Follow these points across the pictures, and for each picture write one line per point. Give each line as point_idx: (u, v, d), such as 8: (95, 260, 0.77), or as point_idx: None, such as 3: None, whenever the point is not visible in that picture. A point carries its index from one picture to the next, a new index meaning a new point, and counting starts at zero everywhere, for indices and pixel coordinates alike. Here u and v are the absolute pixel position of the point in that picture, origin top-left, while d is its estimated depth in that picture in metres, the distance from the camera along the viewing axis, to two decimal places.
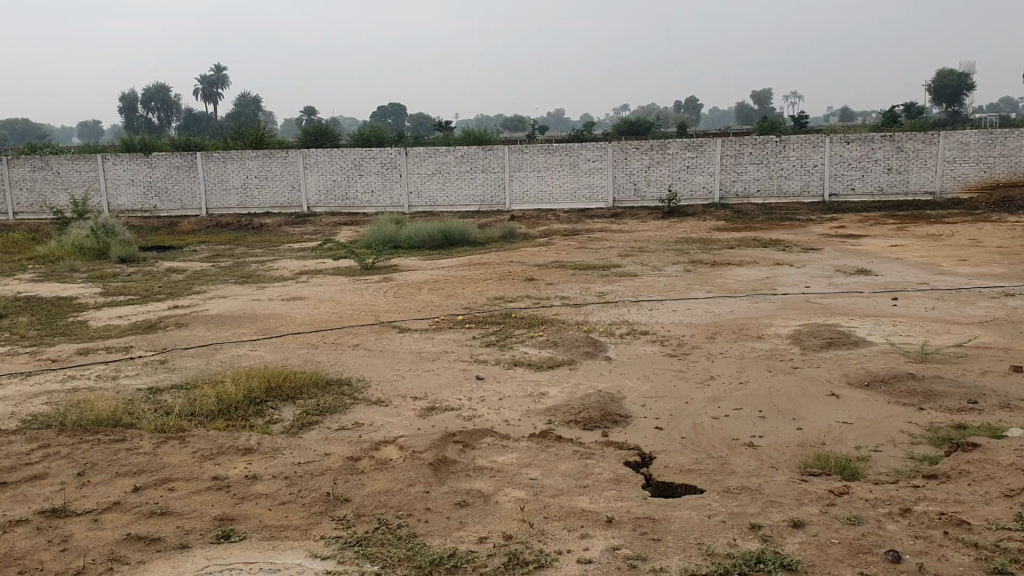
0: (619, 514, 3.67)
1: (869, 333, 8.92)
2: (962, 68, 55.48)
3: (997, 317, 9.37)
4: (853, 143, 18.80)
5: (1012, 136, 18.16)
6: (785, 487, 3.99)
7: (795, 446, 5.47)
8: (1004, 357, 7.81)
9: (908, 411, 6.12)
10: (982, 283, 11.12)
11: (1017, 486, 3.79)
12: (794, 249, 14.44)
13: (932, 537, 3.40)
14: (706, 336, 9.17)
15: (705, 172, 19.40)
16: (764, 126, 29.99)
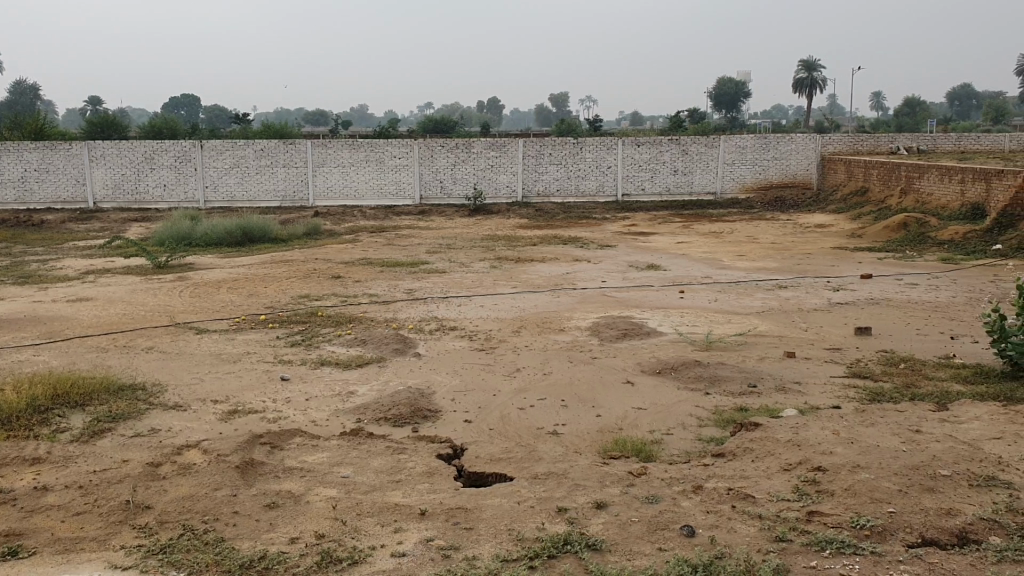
0: (432, 507, 3.71)
1: (660, 324, 9.45)
2: (738, 78, 59.88)
3: (772, 308, 10.15)
4: (644, 145, 19.78)
5: (783, 141, 19.71)
6: (589, 470, 4.16)
7: (597, 432, 5.72)
8: (779, 344, 8.48)
9: (696, 396, 6.56)
10: (759, 277, 12.01)
11: (793, 460, 4.15)
12: (592, 246, 15.02)
13: (721, 511, 3.67)
14: (512, 329, 9.41)
15: (507, 171, 19.80)
16: (563, 128, 31.03)
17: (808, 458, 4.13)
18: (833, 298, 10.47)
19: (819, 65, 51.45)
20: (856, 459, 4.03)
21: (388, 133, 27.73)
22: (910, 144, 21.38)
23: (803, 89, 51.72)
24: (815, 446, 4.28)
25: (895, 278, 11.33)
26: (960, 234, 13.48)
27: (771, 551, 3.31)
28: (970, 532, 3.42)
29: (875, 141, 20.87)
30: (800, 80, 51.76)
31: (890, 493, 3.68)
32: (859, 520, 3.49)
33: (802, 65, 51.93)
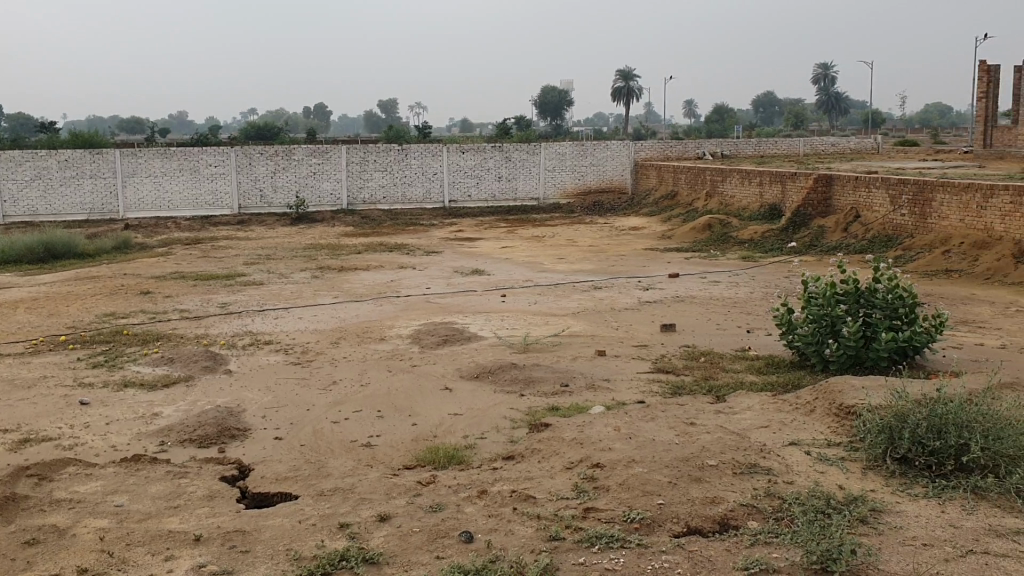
0: (208, 531, 3.61)
1: (480, 328, 9.56)
2: (560, 86, 61.57)
3: (587, 307, 10.49)
4: (467, 152, 19.99)
5: (599, 148, 20.54)
6: (376, 483, 4.16)
7: (409, 441, 5.72)
8: (592, 343, 8.75)
9: (510, 398, 6.67)
10: (577, 279, 12.35)
11: (576, 459, 4.31)
12: (417, 253, 15.02)
13: (502, 514, 3.76)
14: (331, 340, 9.27)
15: (331, 179, 19.49)
16: (390, 135, 30.94)
17: (589, 456, 4.30)
18: (644, 297, 10.91)
19: (635, 75, 53.54)
20: (632, 454, 4.22)
21: (207, 141, 26.80)
22: (715, 148, 22.82)
23: (621, 97, 53.64)
24: (597, 443, 4.46)
25: (700, 276, 11.93)
26: (759, 233, 14.52)
27: (544, 550, 3.41)
28: (731, 518, 3.63)
29: (684, 146, 22.00)
30: (618, 89, 53.75)
31: (661, 485, 3.87)
32: (629, 514, 3.64)
33: (620, 74, 53.86)
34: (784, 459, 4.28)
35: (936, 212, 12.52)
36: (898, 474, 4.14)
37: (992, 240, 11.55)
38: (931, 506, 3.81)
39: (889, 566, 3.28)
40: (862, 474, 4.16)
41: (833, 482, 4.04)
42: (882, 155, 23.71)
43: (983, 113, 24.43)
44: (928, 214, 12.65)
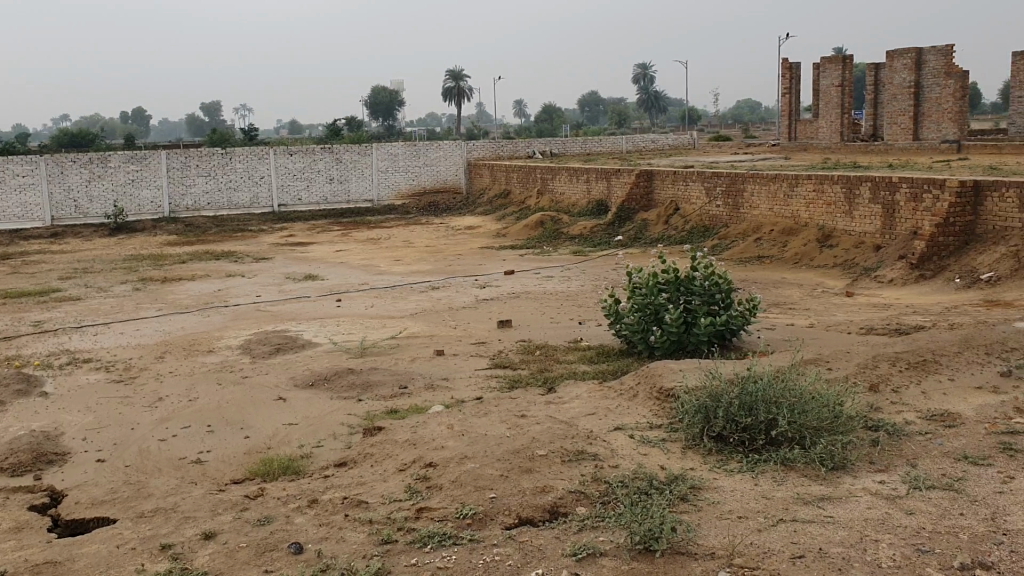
0: (16, 566, 3.40)
1: (314, 335, 9.37)
2: (390, 88, 61.27)
3: (424, 308, 10.47)
4: (296, 154, 19.61)
5: (431, 148, 20.70)
6: (201, 500, 4.02)
7: (241, 455, 5.54)
8: (429, 343, 8.73)
9: (347, 403, 6.56)
10: (412, 280, 12.33)
11: (409, 460, 4.32)
12: (247, 260, 14.58)
13: (334, 522, 3.71)
14: (155, 355, 8.87)
15: (152, 186, 18.61)
16: (216, 139, 29.90)
17: (421, 456, 4.32)
18: (480, 295, 10.99)
19: (464, 75, 53.90)
20: (464, 450, 4.26)
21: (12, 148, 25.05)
22: (544, 147, 23.38)
23: (452, 97, 53.93)
24: (429, 443, 4.48)
25: (534, 272, 12.15)
26: (588, 228, 14.95)
27: (377, 555, 3.38)
28: (559, 506, 3.72)
29: (514, 146, 22.50)
30: (449, 89, 53.99)
31: (492, 479, 3.91)
32: (461, 511, 3.67)
33: (450, 75, 54.11)
34: (609, 444, 4.43)
35: (747, 203, 13.26)
36: (715, 452, 4.35)
37: (797, 227, 12.35)
38: (745, 479, 4.04)
39: (707, 540, 3.45)
40: (682, 453, 4.36)
41: (656, 463, 4.21)
42: (699, 149, 24.92)
43: (787, 108, 26.03)
44: (739, 204, 13.39)
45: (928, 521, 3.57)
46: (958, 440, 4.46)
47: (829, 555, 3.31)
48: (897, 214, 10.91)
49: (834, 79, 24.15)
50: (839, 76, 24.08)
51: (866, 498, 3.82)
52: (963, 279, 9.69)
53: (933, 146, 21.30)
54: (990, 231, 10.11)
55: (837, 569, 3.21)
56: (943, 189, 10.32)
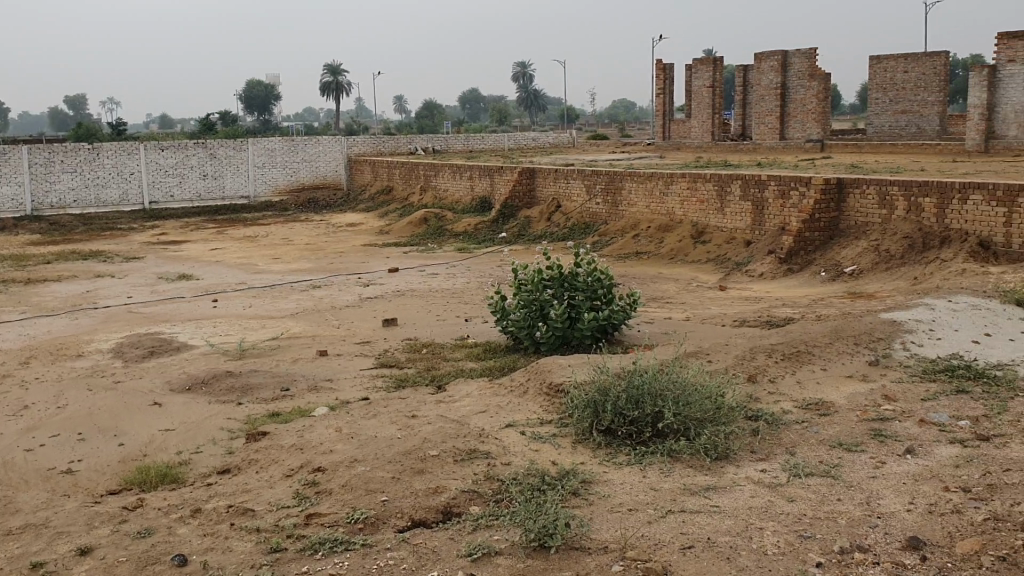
0: None
1: (191, 337, 9.04)
2: (265, 82, 59.83)
3: (305, 308, 10.24)
4: (168, 150, 18.89)
5: (309, 144, 20.33)
6: (75, 514, 3.82)
7: (115, 463, 5.28)
8: (312, 344, 8.54)
9: (228, 407, 6.34)
10: (293, 278, 12.05)
11: (296, 465, 4.21)
12: (117, 259, 13.95)
13: (219, 531, 3.58)
14: (18, 361, 8.37)
15: (12, 182, 17.54)
16: (79, 133, 28.53)
17: (309, 461, 4.21)
18: (363, 294, 10.83)
19: (343, 70, 53.14)
20: (353, 454, 4.18)
21: None
22: (426, 143, 23.52)
23: (330, 92, 53.08)
24: (317, 447, 4.38)
25: (417, 270, 12.06)
26: (472, 225, 14.97)
27: (265, 564, 3.28)
28: (453, 506, 3.69)
29: (396, 142, 22.70)
30: (327, 84, 53.13)
31: (383, 482, 3.85)
32: (353, 515, 3.59)
33: (328, 70, 53.25)
34: (501, 442, 4.42)
35: (625, 201, 13.53)
36: (605, 445, 4.41)
37: (673, 224, 12.66)
38: (633, 472, 4.10)
39: (600, 534, 3.48)
40: (572, 448, 4.39)
41: (547, 458, 4.23)
42: (578, 148, 25.28)
43: (661, 108, 26.68)
44: (618, 202, 13.64)
45: (809, 507, 3.70)
46: (833, 427, 4.65)
47: (718, 544, 3.39)
48: (767, 211, 11.35)
49: (705, 81, 24.91)
50: (710, 78, 24.86)
51: (750, 486, 3.94)
52: (828, 272, 10.13)
53: (798, 145, 22.21)
54: (852, 226, 10.62)
55: (725, 557, 3.29)
56: (809, 187, 10.78)
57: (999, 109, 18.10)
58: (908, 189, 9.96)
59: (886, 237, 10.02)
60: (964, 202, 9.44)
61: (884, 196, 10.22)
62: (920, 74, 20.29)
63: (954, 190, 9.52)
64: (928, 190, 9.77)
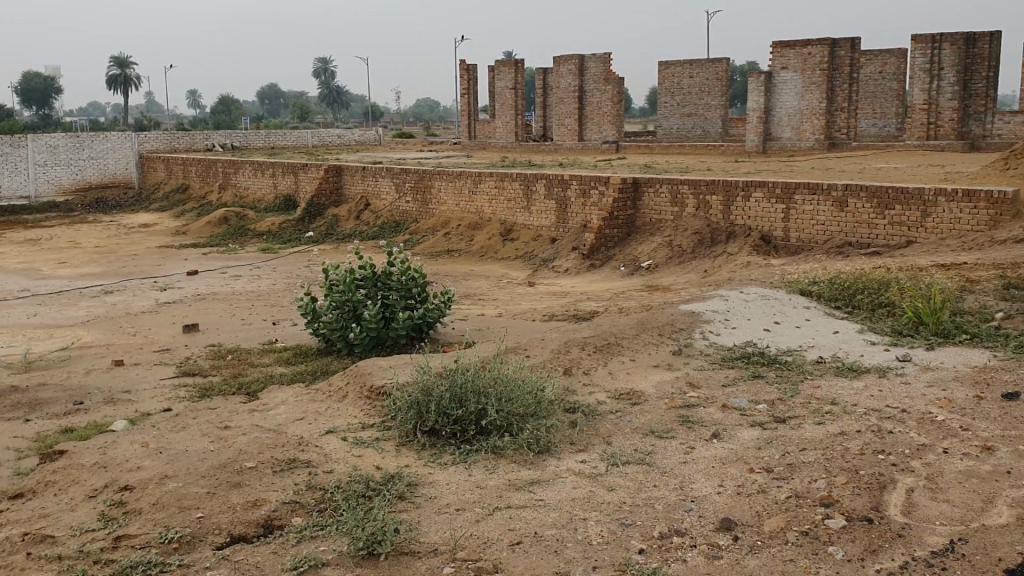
0: None
1: None
2: (44, 75, 55.69)
3: (97, 315, 9.59)
4: None
5: (96, 140, 19.09)
6: None
7: None
8: (106, 354, 8.00)
9: (14, 425, 5.82)
10: (83, 283, 11.26)
11: (100, 484, 3.93)
12: None
13: (15, 563, 3.28)
14: None
15: None
16: None
17: (115, 479, 3.94)
18: (161, 298, 10.27)
19: (131, 62, 50.26)
20: (163, 470, 3.95)
21: None
22: (224, 140, 22.66)
23: (117, 85, 50.05)
24: (122, 464, 4.11)
25: (219, 271, 11.57)
26: (276, 224, 14.56)
27: None
28: (274, 519, 3.55)
29: (191, 138, 21.71)
30: (114, 77, 50.12)
31: (198, 498, 3.65)
32: (165, 534, 3.39)
33: (114, 62, 50.18)
34: (322, 449, 4.30)
35: (434, 199, 13.55)
36: (428, 446, 4.38)
37: (481, 222, 12.80)
38: (458, 471, 4.10)
39: (429, 537, 3.45)
40: (396, 451, 4.34)
41: (370, 463, 4.16)
42: (382, 146, 25.08)
43: (465, 108, 26.92)
44: (427, 200, 13.64)
45: (628, 495, 3.83)
46: (645, 416, 4.84)
47: (545, 538, 3.44)
48: (569, 209, 11.70)
49: (507, 81, 25.39)
50: (512, 79, 25.35)
51: (572, 478, 4.03)
52: (628, 267, 10.55)
53: (596, 145, 23.01)
54: (648, 224, 11.11)
55: (553, 550, 3.34)
56: (608, 185, 11.20)
57: (774, 113, 19.55)
58: (697, 188, 10.55)
59: (678, 232, 10.54)
60: (747, 200, 10.08)
61: (676, 194, 10.76)
62: (705, 78, 21.48)
63: (738, 189, 10.16)
64: (715, 188, 10.37)
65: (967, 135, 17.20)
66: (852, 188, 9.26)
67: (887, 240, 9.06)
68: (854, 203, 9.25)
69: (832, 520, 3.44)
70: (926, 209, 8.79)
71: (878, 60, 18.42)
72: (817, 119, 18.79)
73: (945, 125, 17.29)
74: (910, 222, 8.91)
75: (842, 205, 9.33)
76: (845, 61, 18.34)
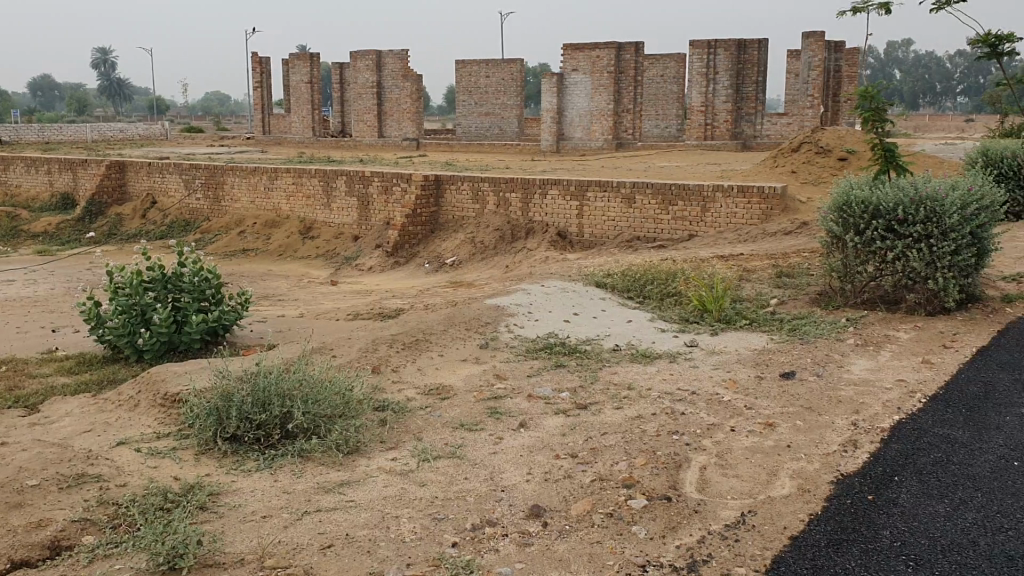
0: None
1: None
2: None
3: None
4: None
5: None
6: None
7: None
8: None
9: None
10: None
11: None
12: None
13: None
14: None
15: None
16: None
17: None
18: None
19: None
20: None
21: None
22: None
23: None
24: None
25: None
26: (53, 225, 13.63)
27: None
28: (62, 540, 3.30)
29: None
30: None
31: None
32: None
33: None
34: (113, 462, 4.04)
35: (228, 196, 13.05)
36: (230, 453, 4.21)
37: (279, 219, 12.44)
38: (263, 477, 3.97)
39: (234, 547, 3.32)
40: (196, 460, 4.14)
41: (168, 474, 3.95)
42: (169, 141, 23.88)
43: (260, 102, 26.05)
44: (220, 197, 13.12)
45: (439, 490, 3.83)
46: (452, 410, 4.86)
47: (356, 539, 3.39)
48: (372, 206, 11.59)
49: (303, 76, 24.80)
50: (308, 73, 24.80)
51: (381, 476, 3.99)
52: (431, 264, 10.58)
53: (396, 143, 22.93)
54: (450, 221, 11.19)
55: (365, 551, 3.30)
56: (409, 182, 11.19)
57: (567, 114, 20.18)
58: (497, 185, 10.71)
59: (481, 229, 10.68)
60: (544, 197, 10.35)
61: (477, 191, 10.89)
62: (500, 78, 21.86)
63: (535, 186, 10.41)
64: (514, 185, 10.56)
65: (740, 135, 18.49)
66: (638, 185, 9.70)
67: (671, 234, 9.56)
68: (641, 200, 9.69)
69: (634, 500, 3.59)
70: (705, 205, 9.35)
71: (659, 63, 19.15)
72: (606, 120, 19.58)
73: (720, 125, 18.48)
74: (691, 217, 9.44)
75: (631, 201, 9.76)
76: (630, 64, 19.21)
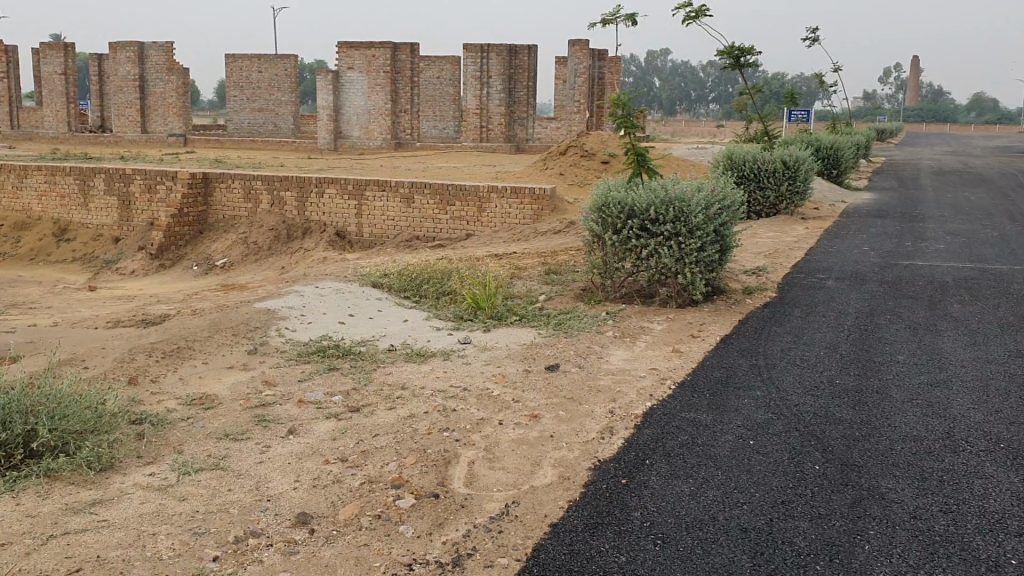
0: None
1: None
2: None
3: None
4: None
5: None
6: None
7: None
8: None
9: None
10: None
11: None
12: None
13: None
14: None
15: None
16: None
17: None
18: None
19: None
20: None
21: None
22: None
23: None
24: None
25: None
26: None
27: None
28: None
29: None
30: None
31: None
32: None
33: None
34: None
35: None
36: None
37: (30, 221, 11.53)
38: (4, 500, 3.66)
39: None
40: None
41: None
42: None
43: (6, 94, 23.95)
44: None
45: (200, 503, 3.69)
46: (217, 419, 4.69)
47: (108, 561, 3.20)
48: (133, 205, 10.95)
49: (56, 67, 23.03)
50: (62, 63, 23.04)
51: (138, 493, 3.79)
52: (200, 266, 10.16)
53: (161, 139, 21.79)
54: (220, 221, 10.77)
55: (118, 572, 3.12)
56: (175, 181, 10.68)
57: (344, 113, 19.92)
58: (271, 184, 10.42)
59: (254, 228, 10.35)
60: (320, 196, 10.19)
61: (249, 191, 10.54)
62: (273, 75, 21.28)
63: (311, 185, 10.23)
64: (288, 184, 10.30)
65: (513, 138, 19.02)
66: (417, 185, 9.75)
67: (449, 233, 9.68)
68: (419, 200, 9.75)
69: (401, 500, 3.62)
70: (481, 205, 9.55)
71: (435, 65, 19.35)
72: (384, 120, 19.53)
73: (494, 128, 18.91)
74: (467, 218, 9.61)
75: (410, 201, 9.79)
76: (406, 64, 19.27)
